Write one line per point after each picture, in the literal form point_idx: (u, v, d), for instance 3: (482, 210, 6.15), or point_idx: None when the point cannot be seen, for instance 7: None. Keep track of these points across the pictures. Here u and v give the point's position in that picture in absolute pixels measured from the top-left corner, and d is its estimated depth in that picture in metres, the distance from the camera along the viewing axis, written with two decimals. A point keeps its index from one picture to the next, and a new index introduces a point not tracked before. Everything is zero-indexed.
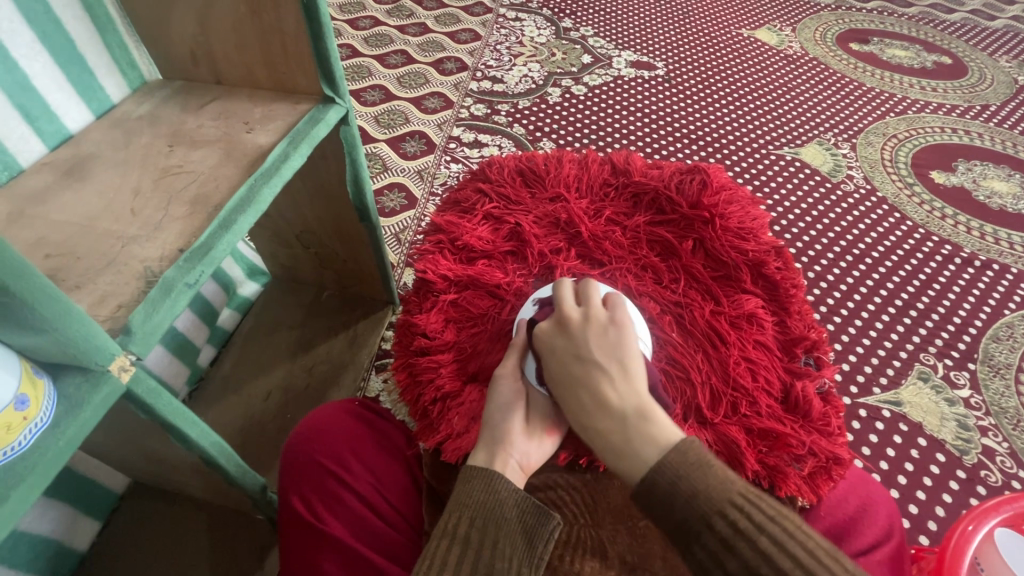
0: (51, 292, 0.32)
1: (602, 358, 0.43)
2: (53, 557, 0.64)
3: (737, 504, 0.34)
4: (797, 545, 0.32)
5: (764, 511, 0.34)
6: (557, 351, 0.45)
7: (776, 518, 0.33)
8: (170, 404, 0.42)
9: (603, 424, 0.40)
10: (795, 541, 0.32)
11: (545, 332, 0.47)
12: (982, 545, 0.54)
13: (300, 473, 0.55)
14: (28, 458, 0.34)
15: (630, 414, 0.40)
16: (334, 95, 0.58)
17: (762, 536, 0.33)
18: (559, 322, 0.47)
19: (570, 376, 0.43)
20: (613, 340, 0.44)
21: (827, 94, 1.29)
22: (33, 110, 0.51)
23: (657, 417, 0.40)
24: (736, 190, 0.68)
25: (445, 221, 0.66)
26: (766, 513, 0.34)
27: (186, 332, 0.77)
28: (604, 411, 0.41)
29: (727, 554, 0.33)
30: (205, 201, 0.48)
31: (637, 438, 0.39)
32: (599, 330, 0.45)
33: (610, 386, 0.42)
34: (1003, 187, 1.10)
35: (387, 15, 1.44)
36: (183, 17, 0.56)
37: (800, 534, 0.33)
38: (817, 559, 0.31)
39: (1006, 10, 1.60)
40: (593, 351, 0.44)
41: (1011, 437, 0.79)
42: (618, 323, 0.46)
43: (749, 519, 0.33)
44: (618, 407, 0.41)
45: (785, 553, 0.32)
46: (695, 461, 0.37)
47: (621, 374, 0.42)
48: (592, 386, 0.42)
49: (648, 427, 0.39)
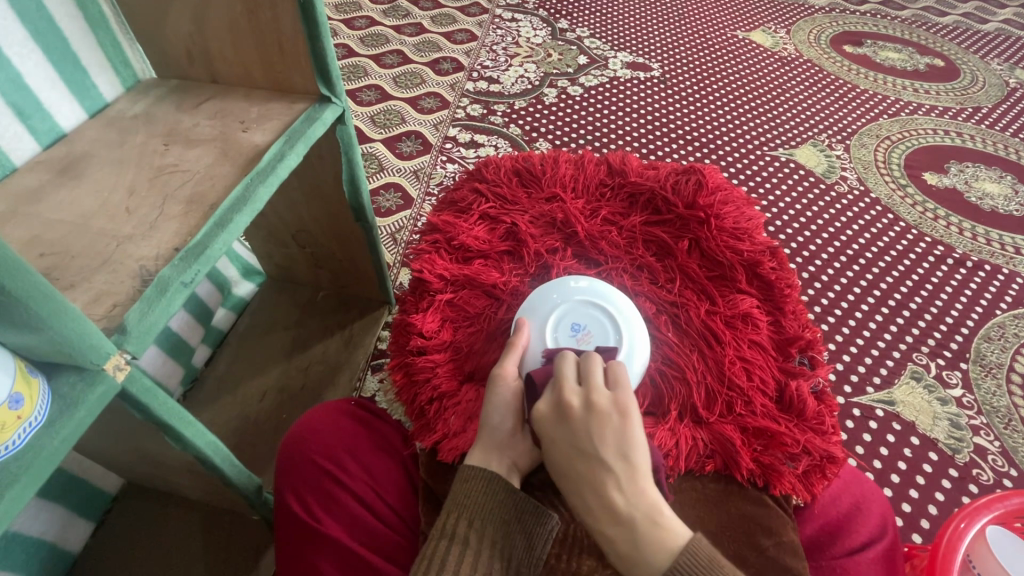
0: (46, 291, 0.32)
1: (607, 454, 0.40)
2: (47, 558, 0.64)
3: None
4: None
5: None
6: (560, 443, 0.42)
7: None
8: (166, 404, 0.42)
9: (610, 529, 0.38)
10: None
11: (545, 418, 0.43)
12: (974, 543, 0.55)
13: (295, 474, 0.54)
14: (22, 458, 0.34)
15: (637, 519, 0.38)
16: (330, 95, 0.58)
17: None
18: (560, 407, 0.43)
19: (575, 473, 0.40)
20: (618, 431, 0.41)
21: (820, 96, 1.30)
22: (26, 108, 0.51)
23: (667, 520, 0.38)
24: (731, 190, 0.68)
25: (442, 220, 0.66)
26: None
27: (181, 332, 0.77)
28: (610, 515, 0.38)
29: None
30: (201, 200, 0.48)
31: (646, 546, 0.37)
32: (602, 419, 0.41)
33: (615, 485, 0.39)
34: (995, 188, 1.11)
35: (383, 15, 1.44)
36: (178, 15, 0.56)
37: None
38: None
39: (998, 13, 1.62)
40: (597, 446, 0.40)
41: (1002, 435, 0.79)
42: (622, 409, 0.42)
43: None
44: (626, 512, 0.38)
45: None
46: (706, 565, 0.35)
47: (628, 471, 0.39)
48: (597, 487, 0.39)
49: (659, 534, 0.37)
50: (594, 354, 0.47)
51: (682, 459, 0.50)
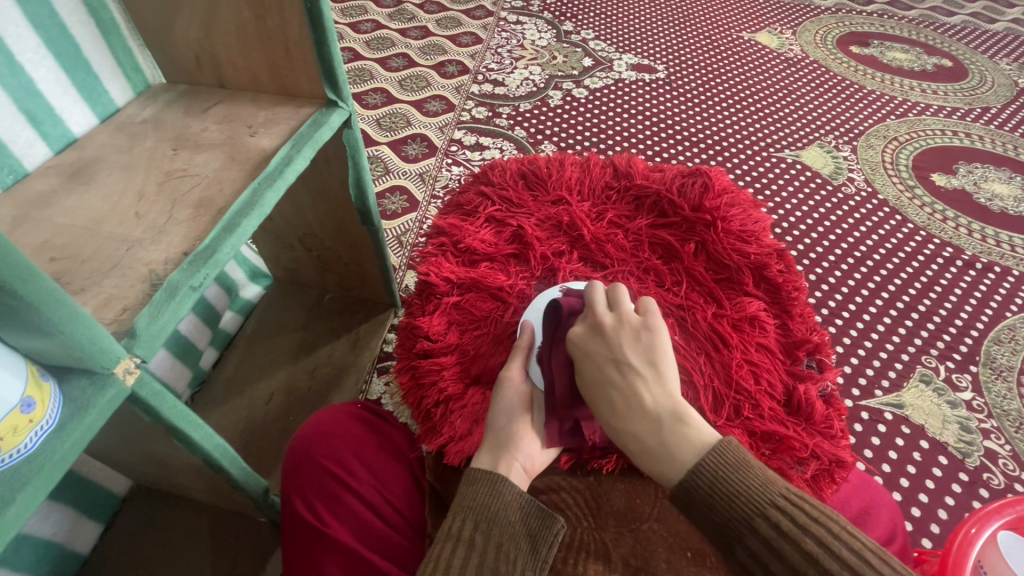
0: (58, 296, 0.33)
1: (637, 362, 0.44)
2: (57, 560, 0.64)
3: (777, 506, 0.34)
4: (841, 546, 0.32)
5: (807, 511, 0.34)
6: (592, 355, 0.46)
7: (822, 519, 0.33)
8: (174, 407, 0.42)
9: (636, 424, 0.41)
10: (841, 543, 0.32)
11: (579, 336, 0.48)
12: (986, 547, 0.54)
13: (303, 475, 0.54)
14: (33, 461, 0.34)
15: (664, 415, 0.41)
16: (337, 99, 0.58)
17: (807, 537, 0.33)
18: (593, 326, 0.47)
19: (604, 379, 0.44)
20: (647, 344, 0.45)
21: (827, 97, 1.29)
22: (38, 113, 0.51)
23: (693, 419, 0.41)
24: (737, 193, 0.68)
25: (448, 223, 0.66)
26: (809, 515, 0.34)
27: (189, 334, 0.78)
28: (636, 411, 0.42)
29: (772, 557, 0.33)
30: (209, 204, 0.48)
31: (672, 438, 0.40)
32: (633, 334, 0.46)
33: (643, 388, 0.43)
34: (1005, 189, 1.11)
35: (388, 18, 1.44)
36: (188, 21, 0.57)
37: (846, 536, 0.32)
38: (865, 560, 0.31)
39: (1006, 13, 1.61)
40: (627, 356, 0.44)
41: (1014, 439, 0.79)
42: (651, 328, 0.46)
43: (792, 520, 0.33)
44: (653, 409, 0.41)
45: (830, 553, 0.32)
46: (732, 462, 0.37)
47: (655, 377, 0.43)
48: (626, 389, 0.43)
49: (684, 429, 0.40)
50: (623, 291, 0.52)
51: None
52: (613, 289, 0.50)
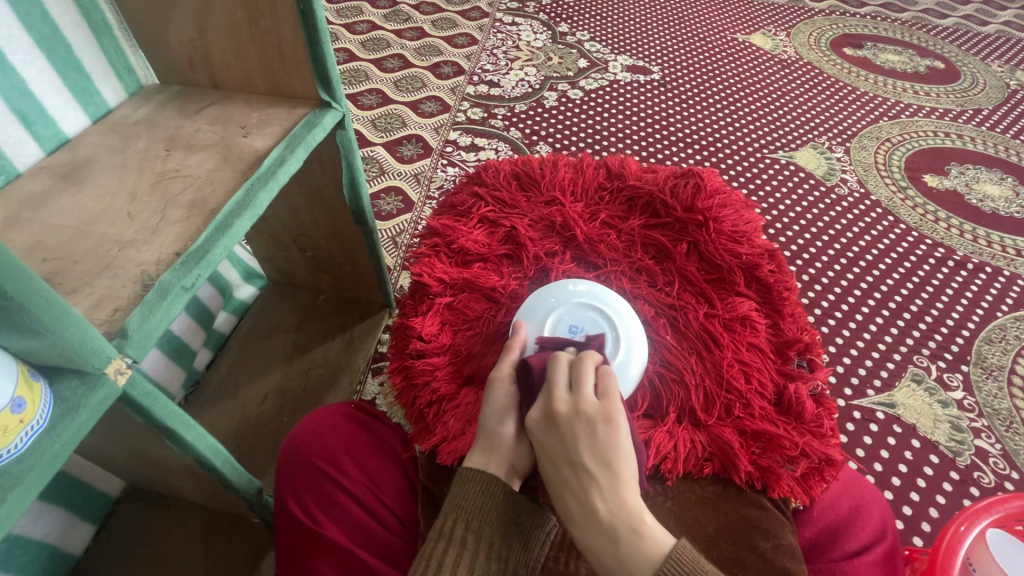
0: (48, 295, 0.33)
1: (592, 464, 0.39)
2: (49, 561, 0.64)
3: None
4: None
5: None
6: (548, 452, 0.41)
7: None
8: (167, 408, 0.42)
9: (591, 538, 0.38)
10: None
11: (534, 424, 0.43)
12: (975, 546, 0.55)
13: (295, 476, 0.55)
14: (24, 461, 0.34)
15: (619, 529, 0.37)
16: (331, 100, 0.58)
17: None
18: (548, 414, 0.42)
19: (561, 480, 0.40)
20: (603, 441, 0.40)
21: (820, 99, 1.30)
22: (30, 113, 0.51)
23: (649, 530, 0.37)
24: (729, 194, 0.69)
25: (442, 224, 0.66)
26: None
27: (183, 335, 0.78)
28: (591, 522, 0.38)
29: None
30: (202, 205, 0.48)
31: (626, 555, 0.37)
32: (588, 428, 0.41)
33: (598, 496, 0.39)
34: (996, 190, 1.11)
35: (384, 19, 1.45)
36: (181, 22, 0.57)
37: None
38: None
39: (998, 15, 1.62)
40: (582, 456, 0.40)
41: (1004, 438, 0.79)
42: (610, 418, 0.41)
43: None
44: (608, 521, 0.38)
45: None
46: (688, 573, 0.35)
47: (610, 480, 0.39)
48: (581, 496, 0.39)
49: (639, 544, 0.37)
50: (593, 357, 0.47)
51: (681, 461, 0.50)
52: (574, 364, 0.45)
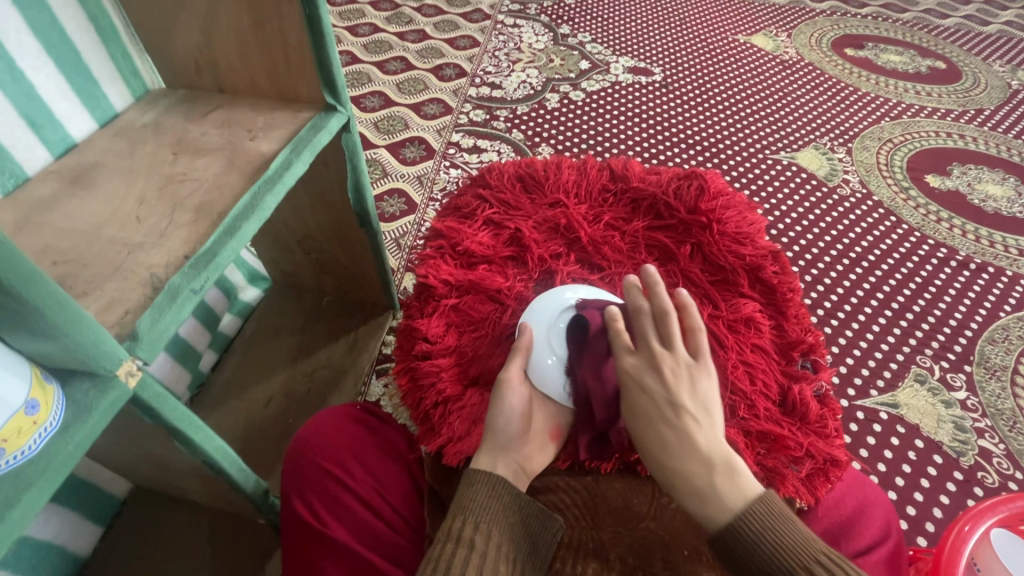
0: (61, 298, 0.33)
1: (693, 405, 0.43)
2: (56, 563, 0.64)
3: (819, 560, 0.35)
4: None
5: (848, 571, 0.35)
6: (646, 390, 0.44)
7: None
8: (176, 409, 0.43)
9: (689, 466, 0.40)
10: None
11: (631, 369, 0.46)
12: (979, 545, 0.55)
13: (302, 477, 0.55)
14: (38, 462, 0.34)
15: (717, 461, 0.40)
16: (335, 103, 0.59)
17: None
18: (647, 360, 0.46)
19: (659, 415, 0.43)
20: (703, 388, 0.44)
21: (822, 99, 1.30)
22: (38, 118, 0.52)
23: (743, 470, 0.40)
24: (732, 196, 0.69)
25: (446, 226, 0.67)
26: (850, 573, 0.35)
27: (188, 337, 0.78)
28: (691, 452, 0.41)
29: None
30: (209, 208, 0.48)
31: (723, 486, 0.39)
32: (688, 374, 0.44)
33: (698, 430, 0.41)
34: (998, 190, 1.11)
35: (386, 21, 1.45)
36: (187, 26, 0.57)
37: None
38: None
39: (1000, 15, 1.62)
40: (683, 397, 0.43)
41: (1007, 438, 0.79)
42: (706, 371, 0.45)
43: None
44: (708, 454, 0.40)
45: None
46: (779, 517, 0.37)
47: (709, 422, 0.42)
48: (681, 430, 0.42)
49: (735, 480, 0.39)
50: (655, 275, 0.48)
51: None
52: (661, 317, 0.47)
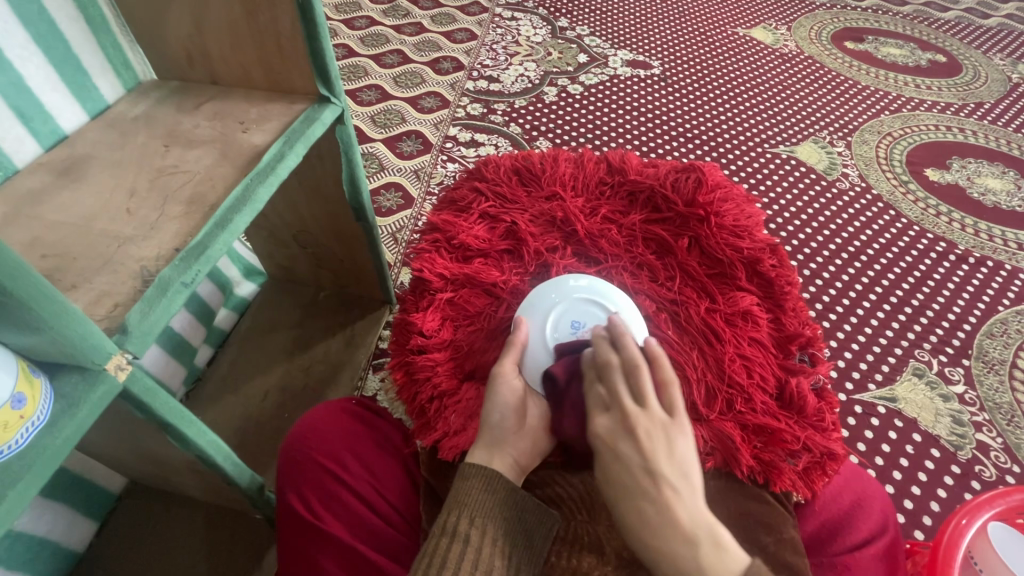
0: (47, 291, 0.32)
1: (671, 472, 0.41)
2: (51, 558, 0.64)
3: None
4: None
5: None
6: (621, 457, 0.42)
7: None
8: (167, 404, 0.42)
9: (671, 543, 0.38)
10: None
11: (605, 431, 0.44)
12: (975, 539, 0.55)
13: (298, 473, 0.54)
14: (25, 457, 0.34)
15: (701, 536, 0.38)
16: (330, 95, 0.58)
17: None
18: (620, 422, 0.44)
19: (636, 486, 0.40)
20: (680, 452, 0.42)
21: (821, 93, 1.30)
22: (27, 109, 0.51)
23: (727, 543, 0.38)
24: (730, 188, 0.68)
25: (442, 219, 0.66)
26: None
27: (183, 332, 0.78)
28: (672, 527, 0.38)
29: None
30: (201, 201, 0.48)
31: (709, 563, 0.37)
32: (665, 439, 0.42)
33: (679, 502, 0.39)
34: (998, 184, 1.11)
35: (383, 14, 1.44)
36: (178, 17, 0.56)
37: None
38: None
39: (1000, 8, 1.61)
40: (661, 464, 0.41)
41: (1005, 432, 0.79)
42: (682, 429, 0.43)
43: None
44: (691, 528, 0.38)
45: None
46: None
47: (688, 490, 0.40)
48: (660, 502, 0.39)
49: (720, 554, 0.37)
50: (623, 329, 0.50)
51: None
52: (632, 371, 0.46)
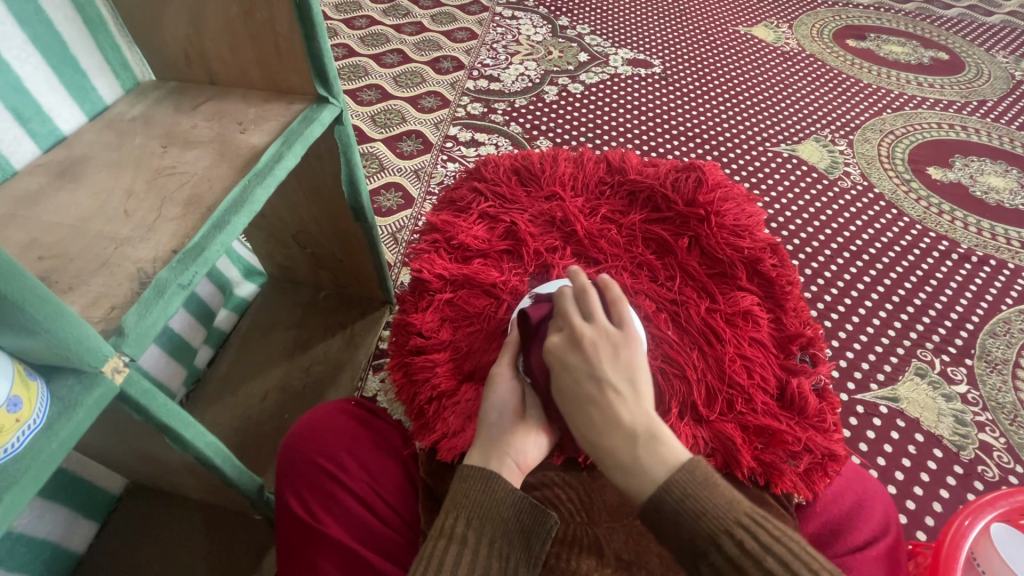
0: (42, 294, 0.32)
1: (615, 378, 0.42)
2: (51, 559, 0.64)
3: (742, 525, 0.33)
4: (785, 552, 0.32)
5: (771, 531, 0.33)
6: (569, 367, 0.43)
7: (785, 540, 0.33)
8: (165, 405, 0.42)
9: (611, 439, 0.39)
10: (781, 545, 0.33)
11: (556, 346, 0.45)
12: (978, 540, 0.54)
13: (295, 471, 0.54)
14: (21, 460, 0.34)
15: (640, 432, 0.39)
16: (328, 95, 0.58)
17: (770, 557, 0.32)
18: (570, 336, 0.45)
19: (583, 393, 0.42)
20: (625, 360, 0.43)
21: (823, 91, 1.29)
22: (26, 111, 0.51)
23: (667, 438, 0.39)
24: (731, 188, 0.68)
25: (441, 220, 0.66)
26: (772, 534, 0.33)
27: (183, 333, 0.77)
28: (613, 425, 0.40)
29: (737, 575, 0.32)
30: (199, 202, 0.48)
31: (645, 456, 0.38)
32: (610, 349, 0.44)
33: (622, 404, 0.40)
34: (1000, 182, 1.10)
35: (383, 14, 1.44)
36: (176, 17, 0.56)
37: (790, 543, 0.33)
38: (804, 563, 0.32)
39: (1003, 5, 1.60)
40: (605, 371, 0.42)
41: (1008, 432, 0.79)
42: (629, 340, 0.45)
43: (755, 538, 0.33)
44: (630, 426, 0.39)
45: (771, 554, 0.32)
46: (701, 481, 0.36)
47: (632, 393, 0.41)
48: (604, 405, 0.41)
49: (658, 448, 0.38)
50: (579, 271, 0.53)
51: None
52: (582, 293, 0.48)
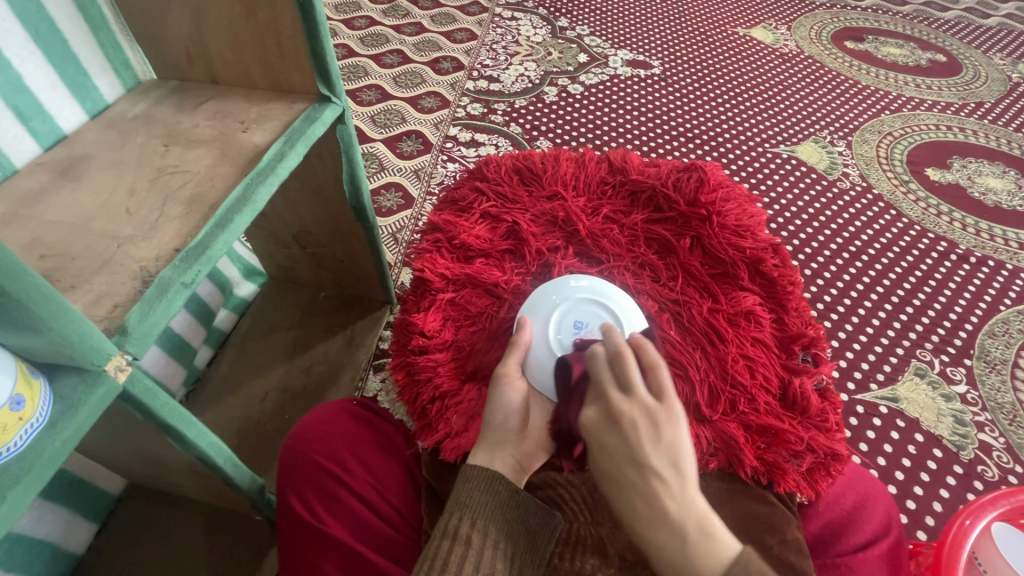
0: (46, 291, 0.32)
1: (659, 464, 0.37)
2: (50, 561, 0.64)
3: None
4: None
5: None
6: (607, 450, 0.39)
7: None
8: (168, 405, 0.42)
9: (660, 538, 0.35)
10: None
11: (591, 422, 0.41)
12: (979, 539, 0.54)
13: (298, 472, 0.54)
14: (24, 459, 0.34)
15: (691, 529, 0.35)
16: (330, 94, 0.58)
17: None
18: (606, 411, 0.40)
19: (624, 481, 0.37)
20: (667, 438, 0.38)
21: (822, 93, 1.29)
22: (26, 109, 0.51)
23: (719, 533, 0.35)
24: (732, 188, 0.68)
25: (443, 220, 0.66)
26: None
27: (183, 333, 0.77)
28: (660, 521, 0.35)
29: None
30: (201, 200, 0.47)
31: (698, 558, 0.34)
32: (649, 424, 0.39)
33: (668, 495, 0.36)
34: (998, 183, 1.11)
35: (383, 14, 1.44)
36: (178, 15, 0.56)
37: None
38: None
39: (1000, 8, 1.61)
40: (647, 454, 0.38)
41: (1007, 432, 0.79)
42: (671, 414, 0.39)
43: None
44: (679, 522, 0.35)
45: None
46: None
47: (678, 479, 0.37)
48: (649, 496, 0.36)
49: (711, 548, 0.34)
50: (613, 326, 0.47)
51: None
52: (616, 357, 0.43)
